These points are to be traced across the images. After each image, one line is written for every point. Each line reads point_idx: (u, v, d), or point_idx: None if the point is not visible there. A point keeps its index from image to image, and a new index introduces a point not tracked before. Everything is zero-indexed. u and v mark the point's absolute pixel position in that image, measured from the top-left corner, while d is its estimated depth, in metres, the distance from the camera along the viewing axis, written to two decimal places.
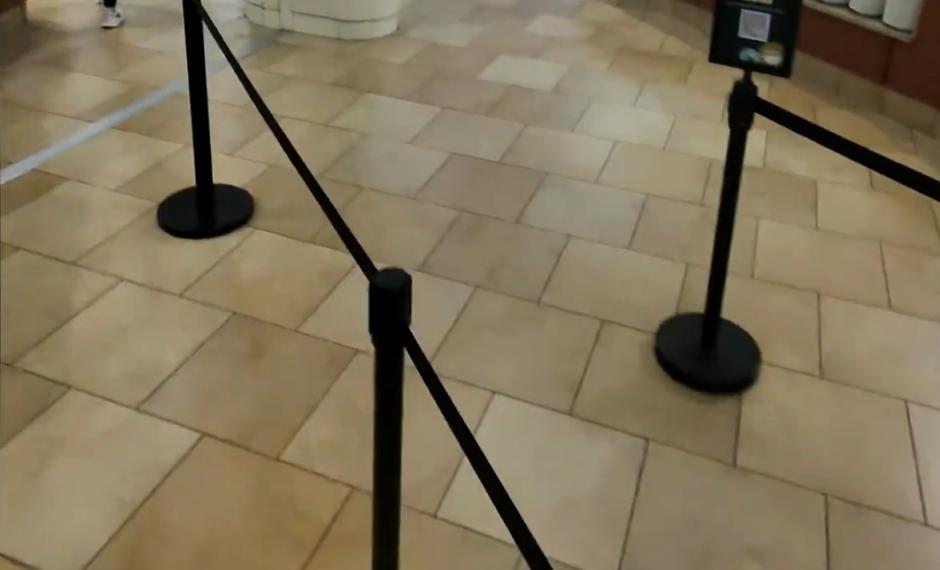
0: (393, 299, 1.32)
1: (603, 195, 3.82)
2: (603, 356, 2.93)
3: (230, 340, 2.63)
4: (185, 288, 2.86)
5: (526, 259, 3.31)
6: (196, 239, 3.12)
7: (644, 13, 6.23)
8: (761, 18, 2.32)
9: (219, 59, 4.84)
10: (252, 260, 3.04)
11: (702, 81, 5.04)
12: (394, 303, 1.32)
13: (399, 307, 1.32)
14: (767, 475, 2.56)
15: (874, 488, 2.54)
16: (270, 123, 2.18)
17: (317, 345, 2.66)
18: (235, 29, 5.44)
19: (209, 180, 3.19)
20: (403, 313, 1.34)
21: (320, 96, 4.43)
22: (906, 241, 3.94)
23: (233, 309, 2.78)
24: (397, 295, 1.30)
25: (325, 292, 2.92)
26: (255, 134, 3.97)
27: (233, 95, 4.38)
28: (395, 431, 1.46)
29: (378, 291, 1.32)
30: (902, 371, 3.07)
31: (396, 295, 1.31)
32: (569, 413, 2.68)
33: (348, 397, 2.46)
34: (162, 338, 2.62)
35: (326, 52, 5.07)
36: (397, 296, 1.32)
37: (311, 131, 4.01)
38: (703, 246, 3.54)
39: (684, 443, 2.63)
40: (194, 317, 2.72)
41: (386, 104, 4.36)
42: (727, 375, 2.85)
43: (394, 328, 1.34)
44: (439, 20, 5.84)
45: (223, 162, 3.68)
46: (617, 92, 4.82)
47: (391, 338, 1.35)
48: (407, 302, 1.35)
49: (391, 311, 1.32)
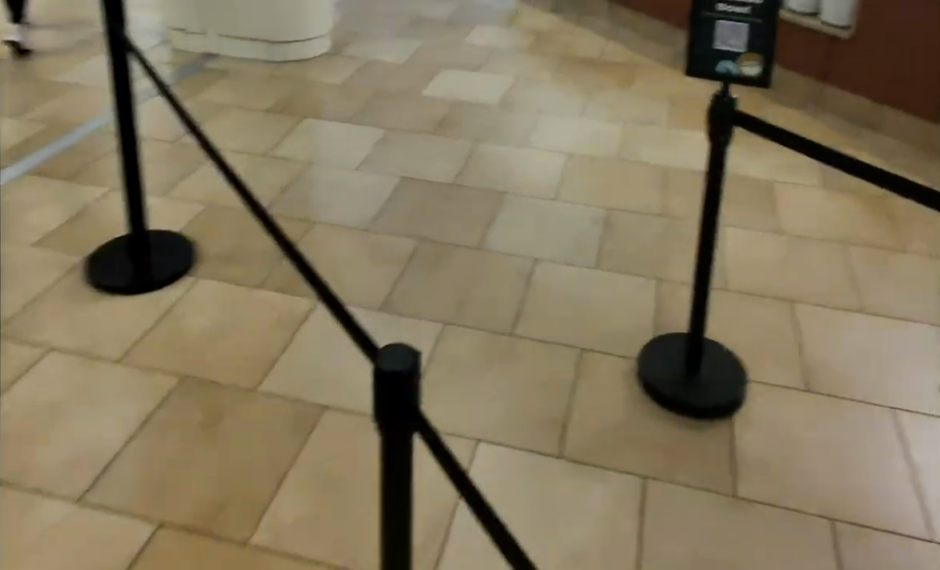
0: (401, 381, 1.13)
1: (564, 212, 3.66)
2: (585, 389, 2.75)
3: (181, 408, 2.36)
4: (125, 352, 2.57)
5: (493, 288, 3.13)
6: (132, 293, 2.83)
7: (579, 20, 6.17)
8: (738, 28, 2.20)
9: (143, 90, 4.53)
10: (198, 314, 2.76)
11: (647, 88, 4.97)
12: (403, 387, 1.12)
13: (408, 391, 1.13)
14: (770, 503, 2.42)
15: (879, 507, 2.42)
16: (231, 177, 2.01)
17: (279, 406, 2.41)
18: (158, 57, 5.16)
19: (143, 227, 2.91)
20: (413, 394, 1.15)
21: (258, 125, 4.16)
22: (866, 240, 3.91)
23: (181, 372, 2.50)
24: (407, 376, 1.11)
25: (282, 343, 2.67)
26: (190, 171, 3.70)
27: (161, 129, 4.08)
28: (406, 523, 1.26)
29: (381, 373, 1.12)
30: (885, 378, 3.00)
31: (405, 376, 1.12)
32: (558, 456, 2.48)
33: (320, 463, 2.21)
34: (103, 413, 2.32)
35: (257, 77, 4.82)
36: (407, 378, 1.13)
37: (251, 164, 3.76)
38: (673, 259, 3.42)
39: (682, 476, 2.47)
40: (137, 385, 2.44)
41: (327, 129, 4.13)
42: (716, 397, 2.71)
43: (402, 414, 1.15)
44: (372, 37, 5.63)
45: (156, 205, 3.39)
46: (564, 103, 4.70)
47: (398, 426, 1.15)
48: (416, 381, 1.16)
49: (397, 396, 1.13)
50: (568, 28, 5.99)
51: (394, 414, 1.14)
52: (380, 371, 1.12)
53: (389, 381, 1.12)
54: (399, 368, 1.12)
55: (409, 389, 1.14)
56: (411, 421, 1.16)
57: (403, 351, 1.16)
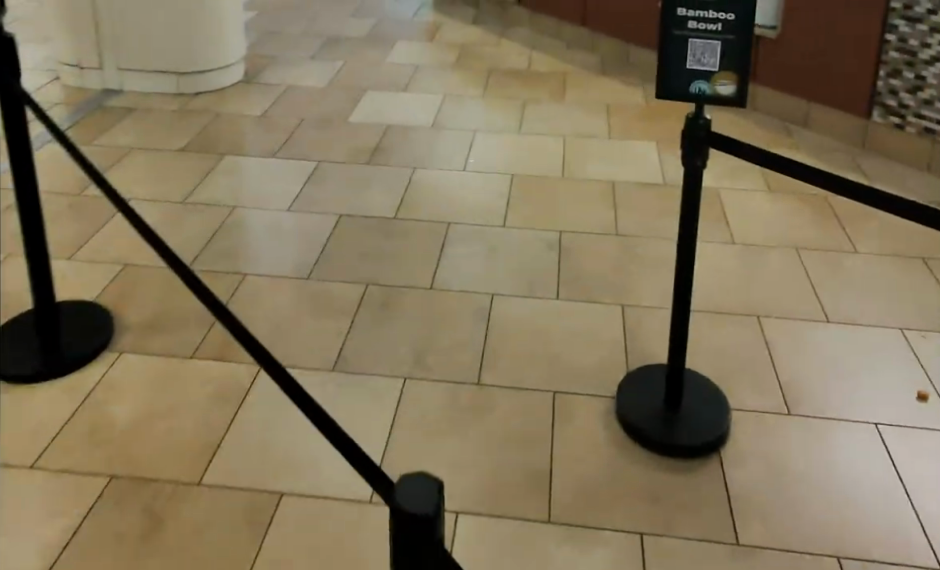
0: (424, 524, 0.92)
1: (514, 241, 3.45)
2: (565, 438, 2.52)
3: (112, 516, 2.02)
4: (40, 452, 2.22)
5: (451, 333, 2.89)
6: (42, 379, 2.47)
7: (502, 33, 6.01)
8: (711, 45, 2.04)
9: (39, 136, 4.13)
10: (126, 399, 2.43)
11: (581, 100, 4.83)
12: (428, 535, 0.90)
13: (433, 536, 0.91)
14: (774, 546, 2.19)
15: (886, 539, 2.23)
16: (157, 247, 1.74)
17: (227, 499, 2.09)
18: (52, 95, 4.73)
19: (49, 302, 2.57)
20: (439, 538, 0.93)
21: (174, 168, 3.82)
22: (819, 245, 3.84)
23: (109, 470, 2.16)
24: (430, 522, 0.89)
25: (224, 423, 2.36)
26: (100, 228, 3.36)
27: (63, 181, 3.70)
28: None
29: (400, 517, 0.91)
30: (865, 392, 2.88)
31: (428, 521, 0.90)
32: (548, 520, 2.21)
33: (280, 564, 1.90)
34: (17, 532, 1.96)
35: (167, 113, 4.47)
36: (434, 522, 0.91)
37: (170, 215, 3.44)
38: (634, 283, 3.25)
39: (682, 527, 2.23)
40: (57, 493, 2.09)
41: (251, 169, 3.85)
42: (702, 432, 2.52)
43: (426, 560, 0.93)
44: (288, 61, 5.32)
45: (66, 271, 3.04)
46: (499, 121, 4.50)
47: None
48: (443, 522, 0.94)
49: (421, 543, 0.91)
50: (491, 41, 5.81)
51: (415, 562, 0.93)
52: (398, 514, 0.91)
53: (411, 528, 0.91)
54: (423, 511, 0.90)
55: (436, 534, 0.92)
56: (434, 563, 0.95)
57: (429, 483, 0.94)
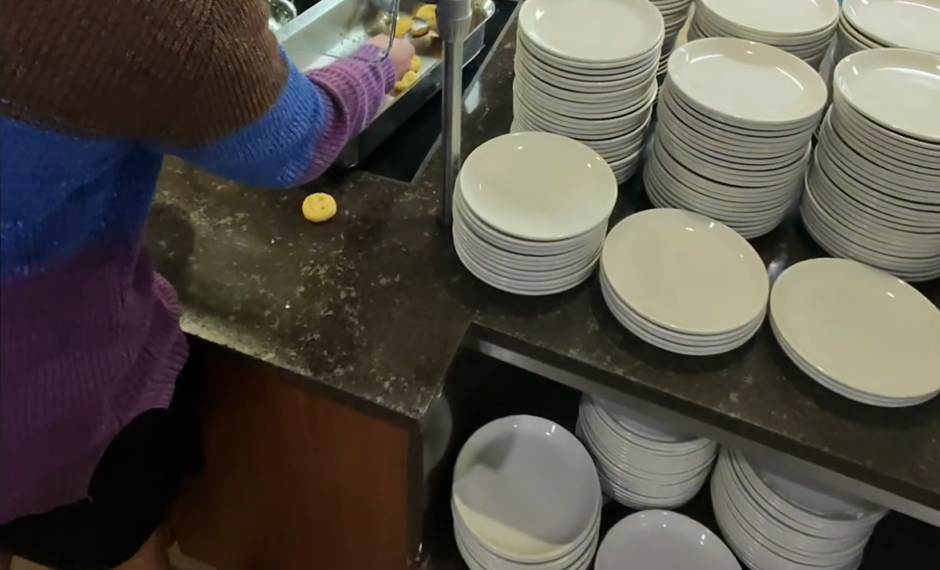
0: (153, 447, 0.86)
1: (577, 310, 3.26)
2: None
3: None
4: None
5: None
6: None
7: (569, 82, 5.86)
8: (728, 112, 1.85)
9: None
10: None
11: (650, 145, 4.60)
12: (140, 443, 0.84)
13: (137, 454, 0.84)
14: None
15: None
16: None
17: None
18: None
19: None
20: (157, 430, 0.85)
21: None
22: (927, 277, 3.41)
23: None
24: (133, 446, 0.83)
25: None
26: None
27: None
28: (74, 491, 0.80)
29: (161, 451, 0.87)
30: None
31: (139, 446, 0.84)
32: None
33: None
34: None
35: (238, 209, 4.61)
36: (144, 441, 0.84)
37: None
38: None
39: None
40: None
41: None
42: None
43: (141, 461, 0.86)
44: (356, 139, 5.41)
45: None
46: None
47: (139, 454, 0.85)
48: (184, 409, 0.90)
49: (160, 429, 0.86)
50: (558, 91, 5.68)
51: (166, 438, 0.87)
52: (159, 445, 0.87)
53: (155, 436, 0.85)
54: (151, 430, 0.84)
55: (155, 430, 0.85)
56: (135, 428, 0.82)
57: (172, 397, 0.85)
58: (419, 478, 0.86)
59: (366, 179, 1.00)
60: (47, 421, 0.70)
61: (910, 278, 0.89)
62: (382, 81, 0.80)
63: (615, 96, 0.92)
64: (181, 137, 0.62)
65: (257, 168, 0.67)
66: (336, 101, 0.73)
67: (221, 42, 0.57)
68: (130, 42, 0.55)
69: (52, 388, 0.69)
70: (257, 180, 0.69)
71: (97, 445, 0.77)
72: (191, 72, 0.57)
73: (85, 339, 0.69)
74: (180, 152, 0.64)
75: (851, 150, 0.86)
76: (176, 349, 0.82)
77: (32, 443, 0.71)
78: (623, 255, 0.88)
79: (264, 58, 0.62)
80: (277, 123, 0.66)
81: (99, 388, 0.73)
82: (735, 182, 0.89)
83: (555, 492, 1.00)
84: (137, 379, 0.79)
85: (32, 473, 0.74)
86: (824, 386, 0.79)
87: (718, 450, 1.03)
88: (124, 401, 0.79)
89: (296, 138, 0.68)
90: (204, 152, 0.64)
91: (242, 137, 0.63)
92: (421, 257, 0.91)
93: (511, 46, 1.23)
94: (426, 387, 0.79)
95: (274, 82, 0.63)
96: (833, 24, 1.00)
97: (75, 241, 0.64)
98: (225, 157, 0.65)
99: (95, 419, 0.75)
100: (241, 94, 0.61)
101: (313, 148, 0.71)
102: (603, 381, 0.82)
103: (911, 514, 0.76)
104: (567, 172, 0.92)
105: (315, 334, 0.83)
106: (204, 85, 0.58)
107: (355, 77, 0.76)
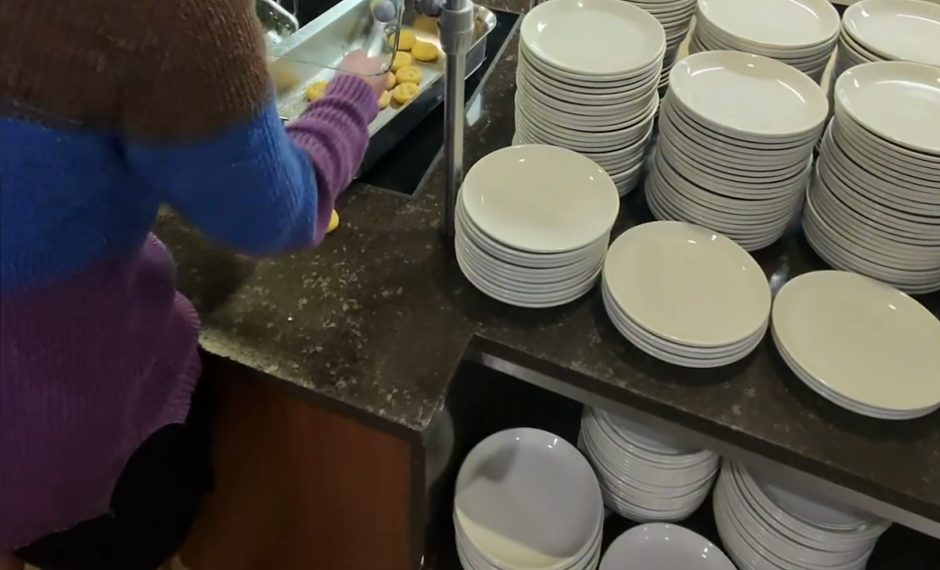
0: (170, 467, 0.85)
1: None
2: None
3: None
4: None
5: None
6: None
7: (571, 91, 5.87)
8: None
9: None
10: None
11: None
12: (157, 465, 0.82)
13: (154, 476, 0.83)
14: None
15: None
16: None
17: None
18: None
19: None
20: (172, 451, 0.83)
21: None
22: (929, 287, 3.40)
23: None
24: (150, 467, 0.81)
25: None
26: None
27: None
28: (92, 507, 0.78)
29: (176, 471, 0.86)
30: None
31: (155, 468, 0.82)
32: None
33: None
34: None
35: None
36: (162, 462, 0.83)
37: None
38: None
39: None
40: None
41: None
42: None
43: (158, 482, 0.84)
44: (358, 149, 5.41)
45: None
46: None
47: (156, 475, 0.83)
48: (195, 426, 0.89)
49: (177, 449, 0.84)
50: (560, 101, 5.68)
51: (183, 458, 0.86)
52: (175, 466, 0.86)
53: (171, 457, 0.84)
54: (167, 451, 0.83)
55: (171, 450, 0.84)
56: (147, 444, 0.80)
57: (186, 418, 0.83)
58: (421, 491, 0.86)
59: (369, 192, 1.01)
60: (59, 427, 0.69)
61: (913, 290, 0.89)
62: (362, 116, 0.72)
63: (617, 109, 0.93)
64: (153, 133, 0.53)
65: (244, 204, 0.58)
66: (320, 172, 0.67)
67: (188, 8, 0.50)
68: (81, 6, 0.49)
69: (65, 395, 0.67)
70: (238, 227, 0.61)
71: (117, 457, 0.76)
72: (153, 39, 0.50)
73: (99, 346, 0.67)
74: (153, 157, 0.55)
75: (853, 163, 0.86)
76: (193, 367, 0.82)
77: (44, 449, 0.69)
78: (624, 268, 0.88)
79: (247, 40, 0.53)
80: (267, 154, 0.57)
81: (112, 396, 0.71)
82: (736, 194, 0.89)
83: (557, 506, 1.00)
84: (157, 395, 0.78)
85: (37, 481, 0.71)
86: (825, 399, 0.79)
87: (719, 462, 1.03)
88: (142, 414, 0.77)
89: (293, 185, 0.61)
90: (182, 154, 0.54)
91: (235, 149, 0.55)
92: (423, 269, 0.91)
93: (513, 59, 1.23)
94: (429, 399, 0.79)
95: (266, 78, 0.55)
96: (834, 37, 1.00)
97: (83, 255, 0.61)
98: (209, 173, 0.55)
99: (110, 427, 0.73)
100: (216, 76, 0.52)
101: (303, 208, 0.63)
102: (605, 393, 0.82)
103: (913, 526, 0.76)
104: (569, 185, 0.92)
105: (318, 346, 0.83)
106: (170, 57, 0.50)
107: (336, 131, 0.70)
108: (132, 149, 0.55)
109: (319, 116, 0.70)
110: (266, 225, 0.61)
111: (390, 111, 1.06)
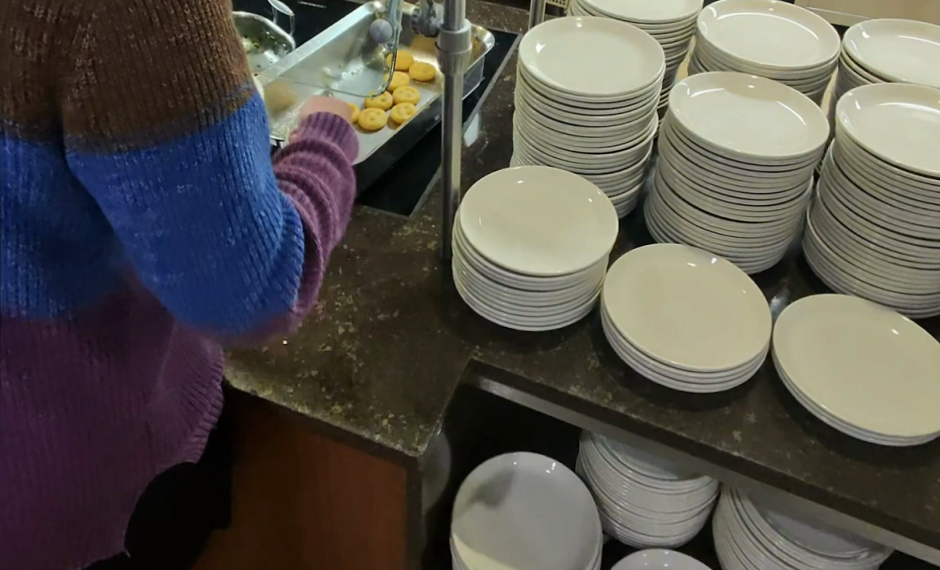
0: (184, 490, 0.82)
1: None
2: None
3: None
4: None
5: None
6: None
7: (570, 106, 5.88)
8: None
9: None
10: None
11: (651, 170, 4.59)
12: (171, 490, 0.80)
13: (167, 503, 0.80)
14: None
15: None
16: None
17: None
18: None
19: None
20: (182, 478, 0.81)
21: None
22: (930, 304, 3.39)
23: None
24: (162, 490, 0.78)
25: None
26: None
27: None
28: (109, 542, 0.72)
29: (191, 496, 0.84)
30: None
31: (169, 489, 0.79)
32: None
33: None
34: None
35: None
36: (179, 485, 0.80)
37: None
38: None
39: None
40: None
41: None
42: None
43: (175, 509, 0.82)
44: None
45: None
46: None
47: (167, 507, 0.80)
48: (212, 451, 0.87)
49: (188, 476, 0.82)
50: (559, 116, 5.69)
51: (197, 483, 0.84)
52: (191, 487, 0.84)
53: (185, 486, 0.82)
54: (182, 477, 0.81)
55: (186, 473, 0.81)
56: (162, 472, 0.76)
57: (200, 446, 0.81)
58: (418, 519, 0.84)
59: (365, 213, 1.00)
60: (67, 450, 0.63)
61: (913, 314, 0.89)
62: (347, 165, 0.70)
63: (615, 129, 0.92)
64: (84, 134, 0.48)
65: (194, 242, 0.52)
66: (310, 237, 0.62)
67: None
68: None
69: (73, 413, 0.62)
70: (192, 279, 0.54)
71: (128, 491, 0.71)
72: (75, 9, 0.46)
73: (107, 367, 0.63)
74: (91, 168, 0.49)
75: (854, 185, 0.86)
76: (213, 405, 0.79)
77: (52, 477, 0.64)
78: (624, 292, 0.87)
79: (190, 22, 0.47)
80: (220, 175, 0.51)
81: (120, 415, 0.66)
82: (734, 216, 0.88)
83: (558, 533, 0.99)
84: (176, 432, 0.75)
85: (52, 511, 0.65)
86: (827, 425, 0.78)
87: (718, 488, 1.02)
88: (159, 447, 0.72)
89: (258, 228, 0.54)
90: (118, 166, 0.49)
91: (177, 165, 0.49)
92: (420, 292, 0.90)
93: (510, 79, 1.23)
94: (425, 424, 0.78)
95: (221, 74, 0.50)
96: (834, 59, 1.00)
97: (58, 286, 0.56)
98: (151, 198, 0.50)
99: (119, 449, 0.68)
100: (146, 57, 0.47)
101: (272, 265, 0.56)
102: (604, 419, 0.80)
103: (920, 556, 0.75)
104: (567, 208, 0.92)
105: (314, 371, 0.82)
106: (95, 28, 0.46)
107: (324, 183, 0.66)
108: (70, 161, 0.50)
109: (298, 163, 0.66)
110: (222, 274, 0.54)
111: (388, 132, 1.06)
